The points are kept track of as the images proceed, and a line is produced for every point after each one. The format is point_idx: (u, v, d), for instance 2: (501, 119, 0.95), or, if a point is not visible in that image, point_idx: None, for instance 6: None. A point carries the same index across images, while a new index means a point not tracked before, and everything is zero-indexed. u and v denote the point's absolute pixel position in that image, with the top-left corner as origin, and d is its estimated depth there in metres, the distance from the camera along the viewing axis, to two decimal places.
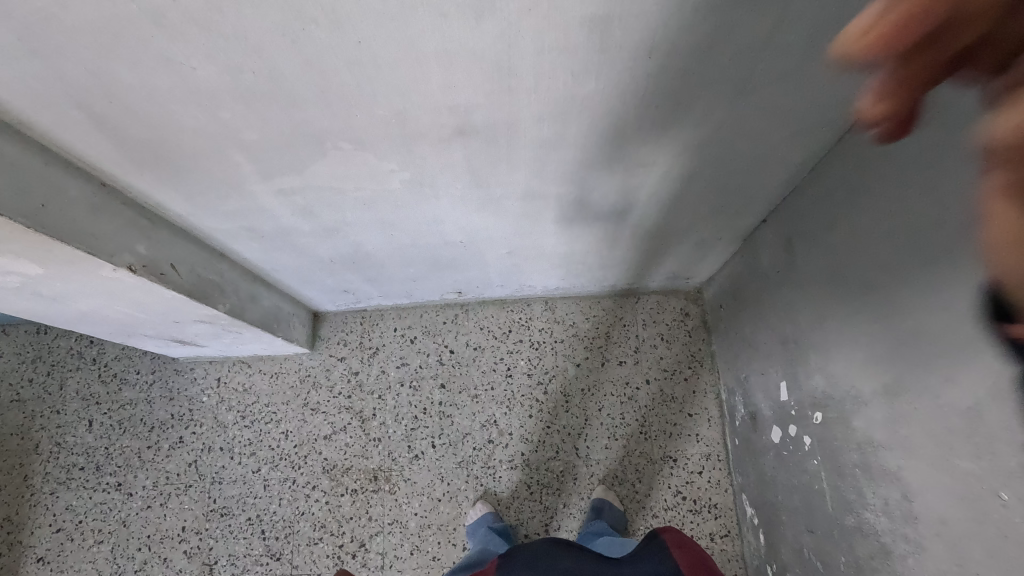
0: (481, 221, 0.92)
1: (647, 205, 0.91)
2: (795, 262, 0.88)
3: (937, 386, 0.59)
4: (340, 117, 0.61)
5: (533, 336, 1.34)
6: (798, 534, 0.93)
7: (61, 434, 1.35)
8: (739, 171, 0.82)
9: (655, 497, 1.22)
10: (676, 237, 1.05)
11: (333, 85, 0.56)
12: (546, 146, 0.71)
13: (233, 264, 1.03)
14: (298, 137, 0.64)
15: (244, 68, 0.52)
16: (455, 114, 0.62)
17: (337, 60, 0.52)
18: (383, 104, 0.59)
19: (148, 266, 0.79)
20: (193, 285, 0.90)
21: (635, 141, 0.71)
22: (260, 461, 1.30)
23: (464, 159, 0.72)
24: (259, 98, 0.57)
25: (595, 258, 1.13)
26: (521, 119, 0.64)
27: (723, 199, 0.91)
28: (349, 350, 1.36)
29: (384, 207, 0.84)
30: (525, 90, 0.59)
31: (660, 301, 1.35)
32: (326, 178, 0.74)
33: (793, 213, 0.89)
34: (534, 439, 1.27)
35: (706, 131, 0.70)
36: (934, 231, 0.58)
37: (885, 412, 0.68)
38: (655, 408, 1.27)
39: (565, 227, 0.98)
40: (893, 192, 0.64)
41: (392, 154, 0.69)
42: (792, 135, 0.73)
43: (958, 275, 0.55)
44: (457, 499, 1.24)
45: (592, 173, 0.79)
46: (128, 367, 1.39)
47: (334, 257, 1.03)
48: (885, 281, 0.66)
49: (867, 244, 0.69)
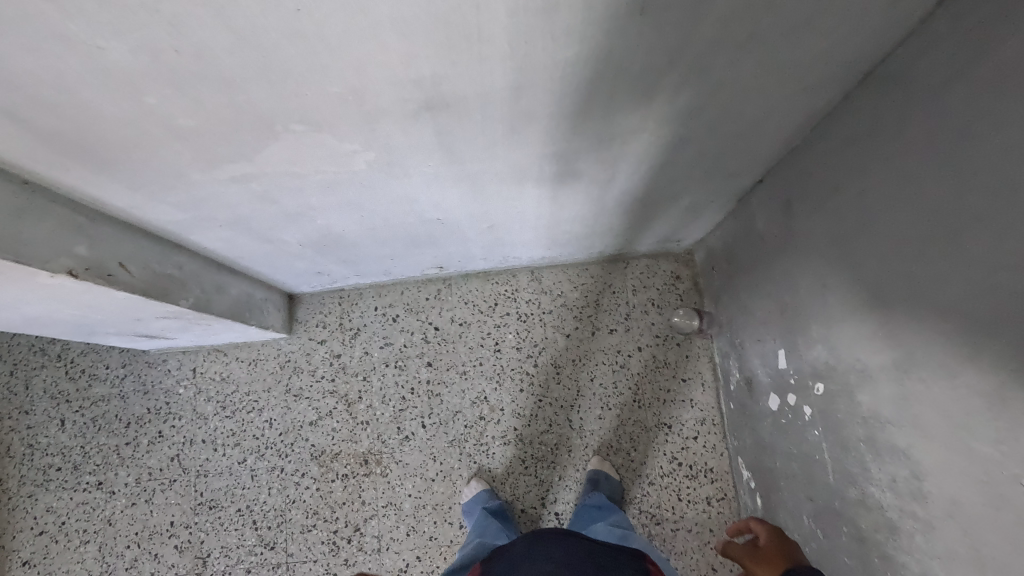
0: (457, 197, 0.85)
1: (637, 171, 0.84)
2: (795, 228, 0.83)
3: (955, 366, 0.54)
4: (290, 98, 0.53)
5: (520, 308, 1.29)
6: (796, 501, 0.92)
7: (33, 435, 1.29)
8: (735, 130, 0.75)
9: (651, 465, 1.21)
10: (668, 201, 0.99)
11: (275, 61, 0.47)
12: (523, 117, 0.64)
13: (193, 255, 0.96)
14: (245, 122, 0.56)
15: (162, 45, 0.44)
16: (421, 88, 0.54)
17: (273, 34, 0.44)
18: (336, 81, 0.51)
19: (91, 268, 0.72)
20: (148, 283, 0.83)
21: (623, 106, 0.64)
22: (246, 451, 1.26)
23: (433, 136, 0.65)
24: (187, 80, 0.48)
25: (581, 227, 1.07)
26: (495, 91, 0.57)
27: (716, 160, 0.85)
28: (329, 333, 1.31)
29: (350, 188, 0.76)
30: (496, 57, 0.51)
31: (650, 265, 1.30)
32: (280, 163, 0.66)
33: (792, 175, 0.83)
34: (527, 413, 1.24)
35: (700, 92, 0.63)
36: (954, 199, 0.53)
37: (893, 387, 0.64)
38: (647, 374, 1.25)
39: (550, 198, 0.91)
40: (907, 153, 0.59)
41: (354, 134, 0.61)
42: (796, 92, 0.67)
43: (982, 248, 0.50)
44: (451, 478, 1.22)
45: (578, 142, 0.72)
46: (96, 363, 1.32)
47: (301, 242, 0.96)
48: (897, 252, 0.61)
49: (875, 212, 0.64)
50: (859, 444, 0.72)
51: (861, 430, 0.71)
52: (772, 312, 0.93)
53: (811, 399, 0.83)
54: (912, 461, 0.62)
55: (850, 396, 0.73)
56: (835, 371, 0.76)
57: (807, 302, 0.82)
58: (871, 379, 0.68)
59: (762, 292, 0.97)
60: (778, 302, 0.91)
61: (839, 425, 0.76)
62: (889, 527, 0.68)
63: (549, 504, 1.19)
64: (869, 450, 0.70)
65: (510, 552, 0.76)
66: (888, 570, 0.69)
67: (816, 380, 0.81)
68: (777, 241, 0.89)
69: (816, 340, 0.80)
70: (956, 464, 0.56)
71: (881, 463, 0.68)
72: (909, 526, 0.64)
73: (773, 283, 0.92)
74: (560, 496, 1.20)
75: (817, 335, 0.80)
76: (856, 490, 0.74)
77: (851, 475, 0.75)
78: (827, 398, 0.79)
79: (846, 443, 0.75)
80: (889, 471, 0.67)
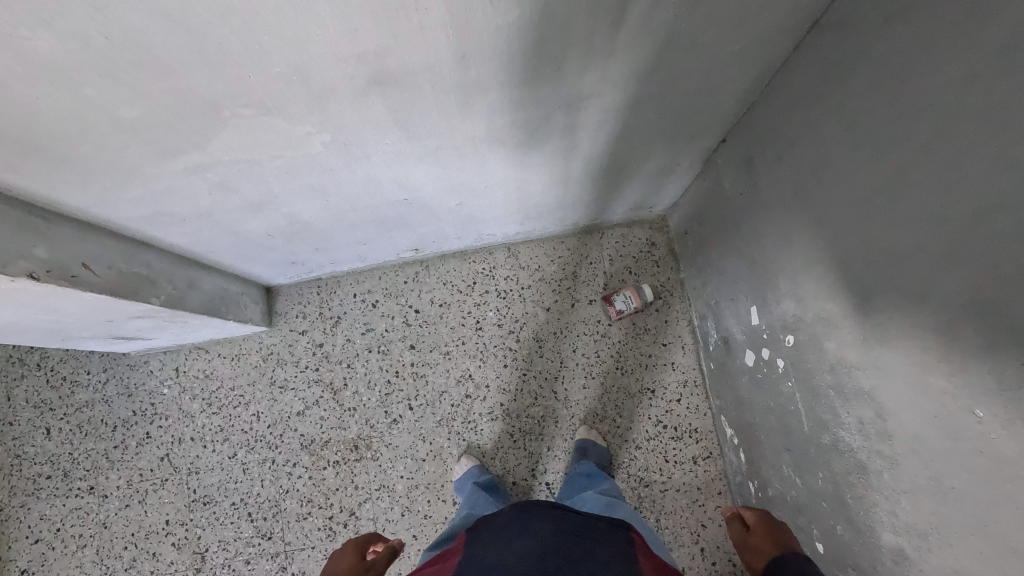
0: (421, 175, 0.84)
1: (599, 136, 0.84)
2: (758, 184, 0.84)
3: (909, 306, 0.56)
4: (232, 82, 0.52)
5: (499, 285, 1.30)
6: (776, 453, 0.94)
7: (19, 445, 1.28)
8: (691, 89, 0.75)
9: (637, 430, 1.23)
10: (634, 167, 0.99)
11: (211, 41, 0.46)
12: (475, 87, 0.63)
13: (161, 252, 0.95)
14: (190, 109, 0.55)
15: (91, 32, 0.43)
16: (366, 63, 0.54)
17: (206, 15, 0.43)
18: (278, 60, 0.50)
19: (53, 270, 0.71)
20: (115, 283, 0.82)
21: (575, 70, 0.64)
22: (236, 445, 1.26)
23: (386, 113, 0.64)
24: (123, 67, 0.47)
25: (551, 199, 1.07)
26: (443, 61, 0.56)
27: (677, 122, 0.85)
28: (310, 323, 1.30)
29: (311, 173, 0.76)
30: (439, 26, 0.51)
31: (625, 234, 1.31)
32: (235, 150, 0.65)
33: (751, 131, 0.84)
34: (512, 388, 1.26)
35: (651, 51, 0.63)
36: (900, 140, 0.54)
37: (856, 332, 0.66)
38: (628, 342, 1.26)
39: (516, 170, 0.91)
40: (857, 101, 0.59)
41: (305, 115, 0.61)
42: (747, 46, 0.67)
43: (929, 185, 0.51)
44: (441, 456, 1.23)
45: (534, 110, 0.72)
46: (76, 369, 1.31)
47: (270, 231, 0.95)
48: (851, 198, 0.62)
49: (829, 161, 0.65)
50: (829, 391, 0.74)
51: (830, 377, 0.73)
52: (743, 270, 0.95)
53: (783, 351, 0.85)
54: (877, 401, 0.64)
55: (818, 345, 0.74)
56: (803, 322, 0.77)
57: (773, 257, 0.83)
58: (835, 327, 0.70)
59: (732, 251, 0.98)
60: (747, 259, 0.92)
61: (810, 375, 0.78)
62: (860, 469, 0.70)
63: (539, 475, 1.21)
64: (838, 395, 0.72)
65: (495, 520, 0.77)
66: (861, 510, 0.71)
67: (787, 333, 0.83)
68: (742, 199, 0.90)
69: (784, 294, 0.81)
70: (916, 401, 0.57)
71: (850, 406, 0.70)
72: (878, 465, 0.66)
73: (742, 241, 0.93)
74: (550, 467, 1.22)
75: (784, 288, 0.81)
76: (829, 435, 0.76)
77: (823, 421, 0.76)
78: (797, 349, 0.80)
79: (817, 390, 0.76)
80: (857, 414, 0.68)
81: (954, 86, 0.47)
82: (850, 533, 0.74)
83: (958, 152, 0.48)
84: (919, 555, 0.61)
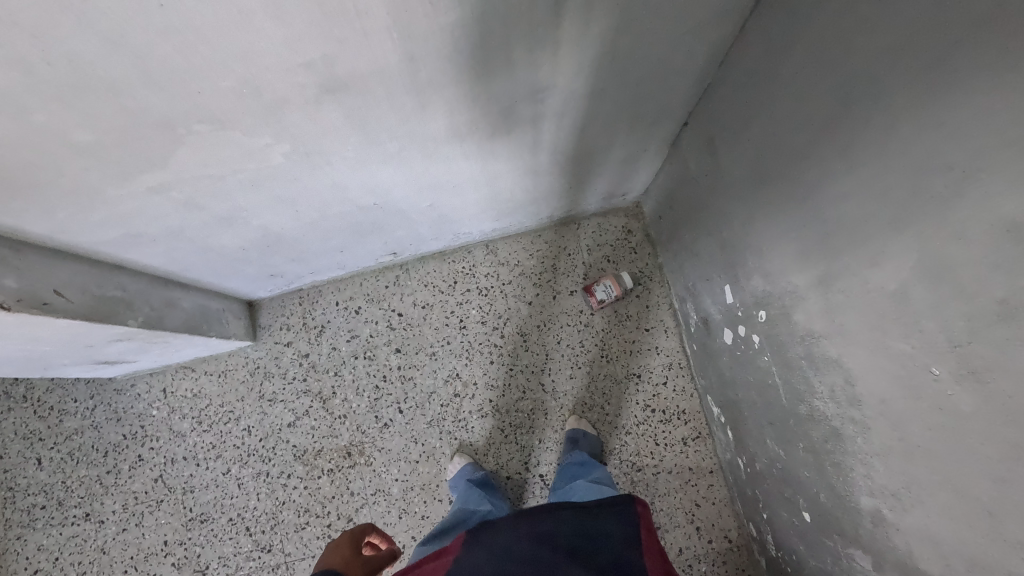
0: (388, 178, 0.85)
1: (560, 127, 0.85)
2: (721, 165, 0.85)
3: (866, 271, 0.57)
4: (184, 99, 0.53)
5: (480, 282, 1.31)
6: (759, 427, 0.96)
7: (11, 478, 1.27)
8: (646, 75, 0.76)
9: (626, 415, 1.24)
10: (601, 155, 1.00)
11: (156, 61, 0.47)
12: (428, 87, 0.64)
13: (135, 275, 0.95)
14: (146, 128, 0.56)
15: (31, 59, 0.43)
16: (313, 71, 0.54)
17: (148, 35, 0.44)
18: (226, 75, 0.51)
19: (24, 299, 0.71)
20: (90, 308, 0.82)
21: (526, 63, 0.65)
22: (229, 461, 1.26)
23: (343, 118, 0.65)
24: (70, 92, 0.48)
25: (523, 193, 1.08)
26: (390, 64, 0.57)
27: (636, 108, 0.86)
28: (294, 334, 1.31)
29: (276, 184, 0.76)
30: (382, 30, 0.51)
31: (601, 223, 1.33)
32: (196, 167, 0.66)
33: (711, 111, 0.85)
34: (500, 384, 1.26)
35: (601, 39, 0.64)
36: (845, 113, 0.56)
37: (820, 303, 0.67)
38: (612, 329, 1.28)
39: (482, 167, 0.91)
40: (803, 74, 0.61)
41: (261, 127, 0.61)
42: (696, 27, 0.68)
43: (872, 155, 0.53)
44: (434, 456, 1.24)
45: (492, 106, 0.73)
46: (64, 398, 1.30)
47: (243, 245, 0.95)
48: (804, 168, 0.64)
49: (782, 134, 0.67)
50: (801, 362, 0.75)
51: (801, 348, 0.74)
52: (715, 250, 0.96)
53: (758, 327, 0.86)
54: (844, 368, 0.65)
55: (788, 318, 0.75)
56: (773, 297, 0.78)
57: (741, 235, 0.84)
58: (802, 299, 0.71)
59: (703, 232, 0.99)
60: (717, 239, 0.93)
61: (783, 347, 0.79)
62: (835, 436, 0.71)
63: (532, 467, 1.22)
64: (810, 365, 0.73)
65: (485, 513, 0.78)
66: (839, 476, 0.72)
67: (759, 308, 0.84)
68: (708, 180, 0.91)
69: (753, 270, 0.83)
70: (879, 364, 0.58)
71: (821, 375, 0.71)
72: (851, 431, 0.67)
73: (711, 222, 0.94)
74: (543, 458, 1.23)
75: (753, 265, 0.82)
76: (805, 406, 0.77)
77: (799, 392, 0.78)
78: (770, 324, 0.82)
79: (791, 362, 0.78)
80: (827, 382, 0.69)
81: (888, 56, 0.49)
82: (832, 500, 0.76)
83: (896, 117, 0.49)
84: (895, 515, 0.62)
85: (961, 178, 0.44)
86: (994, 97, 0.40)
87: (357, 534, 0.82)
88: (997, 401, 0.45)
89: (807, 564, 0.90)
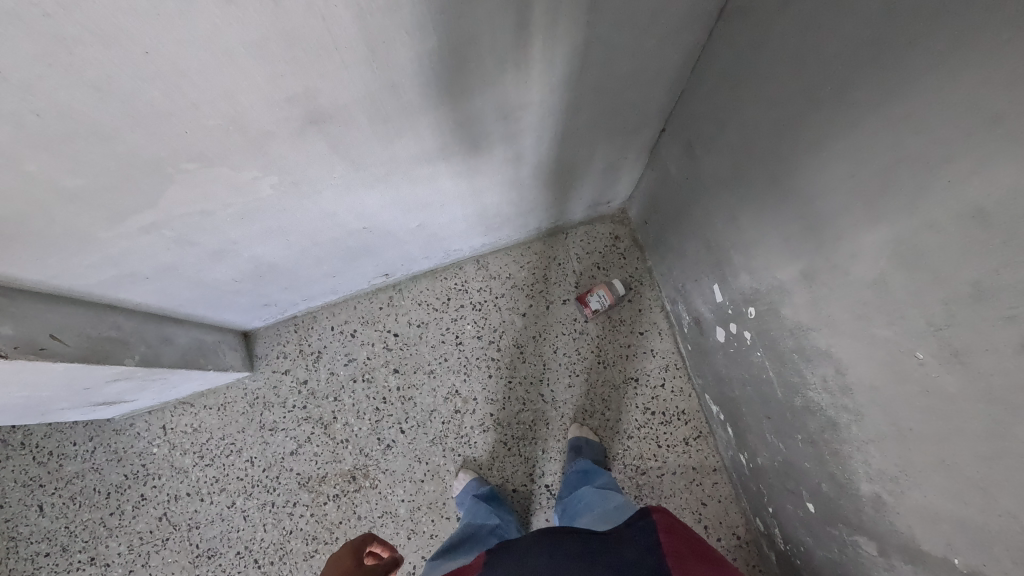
0: (376, 202, 0.86)
1: (540, 141, 0.87)
2: (701, 168, 0.87)
3: (846, 263, 0.58)
4: (172, 140, 0.54)
5: (473, 297, 1.32)
6: (758, 421, 0.97)
7: (14, 527, 1.25)
8: (621, 85, 0.78)
9: (627, 420, 1.25)
10: (583, 165, 1.02)
11: (144, 107, 0.49)
12: (410, 113, 0.66)
13: (130, 314, 0.95)
14: (135, 171, 0.57)
15: (23, 112, 0.44)
16: (297, 104, 0.56)
17: (133, 81, 0.45)
18: (210, 113, 0.52)
19: (21, 346, 0.72)
20: (87, 350, 0.83)
21: (500, 83, 0.67)
22: (233, 494, 1.26)
23: (329, 148, 0.66)
24: (61, 142, 0.49)
25: (509, 207, 1.10)
26: (371, 92, 0.59)
27: (614, 118, 0.88)
28: (292, 362, 1.31)
29: (266, 215, 0.77)
30: (360, 61, 0.53)
31: (588, 232, 1.35)
32: (185, 206, 0.67)
33: (687, 116, 0.87)
34: (500, 397, 1.27)
35: (573, 55, 0.66)
36: (812, 112, 0.58)
37: (806, 296, 0.68)
38: (607, 335, 1.29)
39: (468, 184, 0.93)
40: (771, 76, 0.63)
41: (248, 163, 0.63)
42: (665, 36, 0.70)
43: (842, 153, 0.55)
44: (439, 474, 1.24)
45: (473, 125, 0.75)
46: (63, 442, 1.29)
47: (236, 278, 0.96)
48: (779, 167, 0.66)
49: (757, 136, 0.69)
50: (792, 355, 0.76)
51: (791, 341, 0.75)
52: (701, 251, 0.98)
53: (748, 324, 0.88)
54: (834, 358, 0.66)
55: (776, 312, 0.77)
56: (760, 294, 0.80)
57: (725, 235, 0.86)
58: (788, 294, 0.72)
59: (689, 233, 1.01)
60: (702, 239, 0.95)
61: (774, 342, 0.80)
62: (831, 426, 0.72)
63: (538, 478, 1.23)
64: (801, 358, 0.74)
65: None
66: (838, 464, 0.73)
67: (748, 305, 0.86)
68: (690, 183, 0.93)
69: (740, 268, 0.84)
70: (865, 352, 0.60)
71: (812, 367, 0.72)
72: (845, 419, 0.68)
73: (696, 223, 0.96)
74: (547, 468, 1.23)
75: (739, 263, 0.84)
76: (800, 398, 0.78)
77: (793, 385, 0.79)
78: (759, 319, 0.83)
79: (783, 356, 0.79)
80: (819, 373, 0.71)
81: (849, 57, 0.51)
82: (834, 489, 0.77)
83: (862, 115, 0.51)
84: (895, 499, 0.63)
85: (926, 169, 0.46)
86: (955, 88, 0.42)
87: (359, 544, 0.81)
88: (982, 380, 0.46)
89: (815, 555, 0.90)
